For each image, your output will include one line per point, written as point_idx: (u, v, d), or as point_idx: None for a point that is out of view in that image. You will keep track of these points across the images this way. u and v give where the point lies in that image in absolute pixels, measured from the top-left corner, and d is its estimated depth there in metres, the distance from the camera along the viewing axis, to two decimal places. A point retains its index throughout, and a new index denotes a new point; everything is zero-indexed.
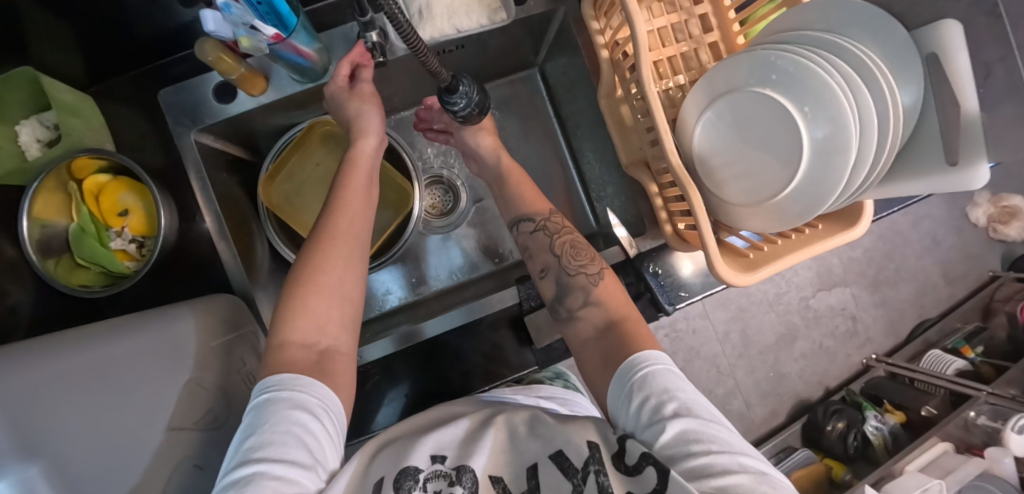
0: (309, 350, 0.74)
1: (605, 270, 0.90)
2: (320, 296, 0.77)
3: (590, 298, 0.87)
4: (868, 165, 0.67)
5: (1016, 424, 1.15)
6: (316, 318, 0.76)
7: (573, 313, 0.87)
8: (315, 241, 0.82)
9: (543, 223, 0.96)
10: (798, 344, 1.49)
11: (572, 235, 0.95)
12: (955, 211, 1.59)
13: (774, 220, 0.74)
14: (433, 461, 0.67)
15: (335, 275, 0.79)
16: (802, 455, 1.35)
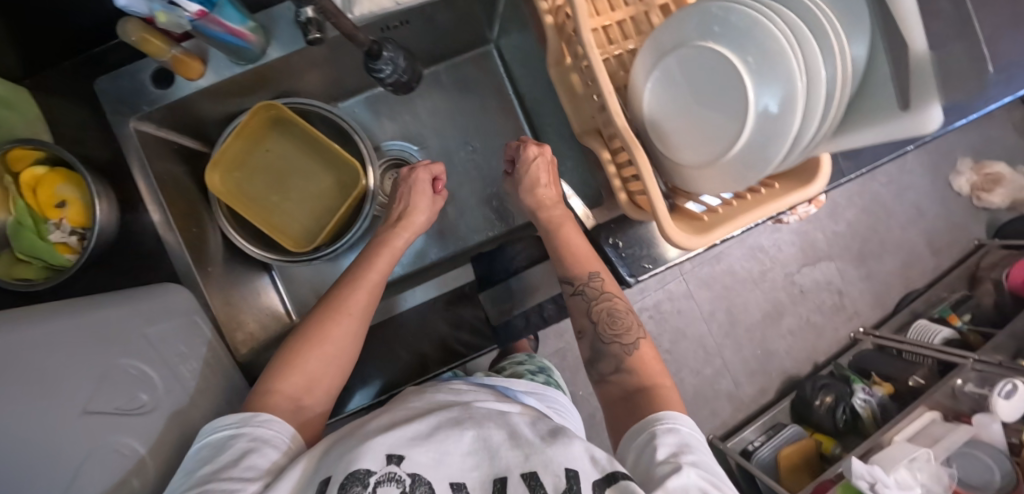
0: (288, 404, 0.57)
1: (643, 340, 0.67)
2: (320, 360, 0.60)
3: (625, 368, 0.65)
4: (820, 112, 0.47)
5: (1001, 390, 1.12)
6: (308, 379, 0.59)
7: (605, 382, 0.66)
8: (334, 299, 0.64)
9: (585, 290, 0.66)
10: (785, 321, 1.48)
11: (615, 296, 0.68)
12: (938, 181, 1.58)
13: (726, 179, 0.52)
14: (388, 462, 0.49)
15: (343, 345, 0.62)
16: (791, 430, 1.35)
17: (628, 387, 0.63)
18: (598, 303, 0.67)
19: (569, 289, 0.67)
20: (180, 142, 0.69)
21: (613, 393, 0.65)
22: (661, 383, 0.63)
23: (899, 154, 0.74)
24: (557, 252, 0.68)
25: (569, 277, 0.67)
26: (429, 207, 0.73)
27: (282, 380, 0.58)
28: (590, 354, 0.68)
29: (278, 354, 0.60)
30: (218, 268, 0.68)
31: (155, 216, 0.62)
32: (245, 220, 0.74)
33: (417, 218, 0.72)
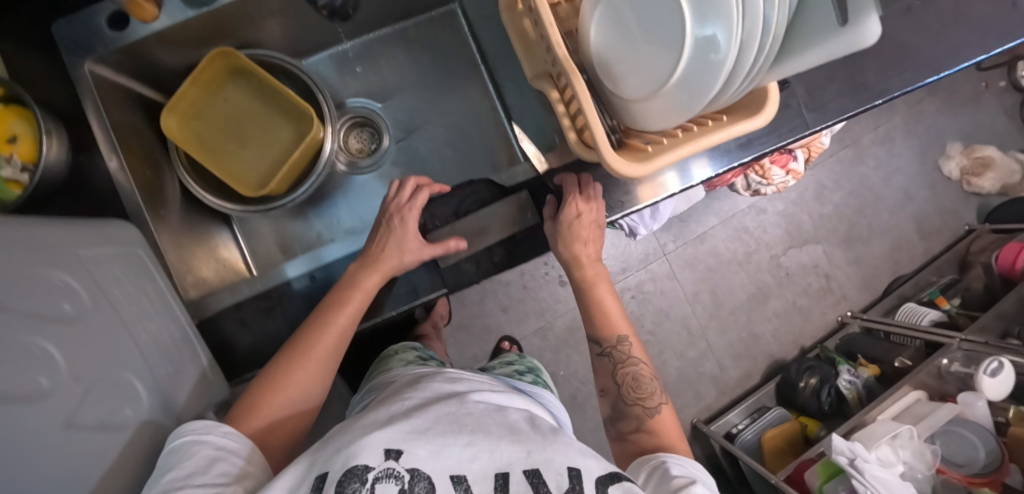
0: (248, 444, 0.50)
1: (665, 406, 0.65)
2: (282, 401, 0.53)
3: (646, 428, 0.62)
4: (759, 38, 0.43)
5: (986, 367, 1.10)
6: (271, 420, 0.52)
7: (623, 440, 0.63)
8: (306, 333, 0.57)
9: (609, 351, 0.69)
10: (771, 303, 1.46)
11: (641, 361, 0.68)
12: (927, 165, 1.55)
13: (671, 110, 0.51)
14: (387, 456, 0.42)
15: (305, 386, 0.55)
16: (773, 414, 1.32)
17: (644, 447, 0.60)
18: (622, 366, 0.68)
19: (597, 350, 0.70)
20: (141, 92, 0.69)
21: (629, 451, 0.62)
22: (677, 446, 0.60)
23: (865, 109, 0.72)
24: (590, 309, 0.71)
25: (596, 338, 0.70)
26: (412, 245, 0.63)
27: (240, 417, 0.51)
28: (611, 411, 0.67)
29: (241, 398, 0.54)
30: (176, 218, 0.68)
31: (113, 163, 0.63)
32: (205, 172, 0.73)
33: (405, 251, 0.63)
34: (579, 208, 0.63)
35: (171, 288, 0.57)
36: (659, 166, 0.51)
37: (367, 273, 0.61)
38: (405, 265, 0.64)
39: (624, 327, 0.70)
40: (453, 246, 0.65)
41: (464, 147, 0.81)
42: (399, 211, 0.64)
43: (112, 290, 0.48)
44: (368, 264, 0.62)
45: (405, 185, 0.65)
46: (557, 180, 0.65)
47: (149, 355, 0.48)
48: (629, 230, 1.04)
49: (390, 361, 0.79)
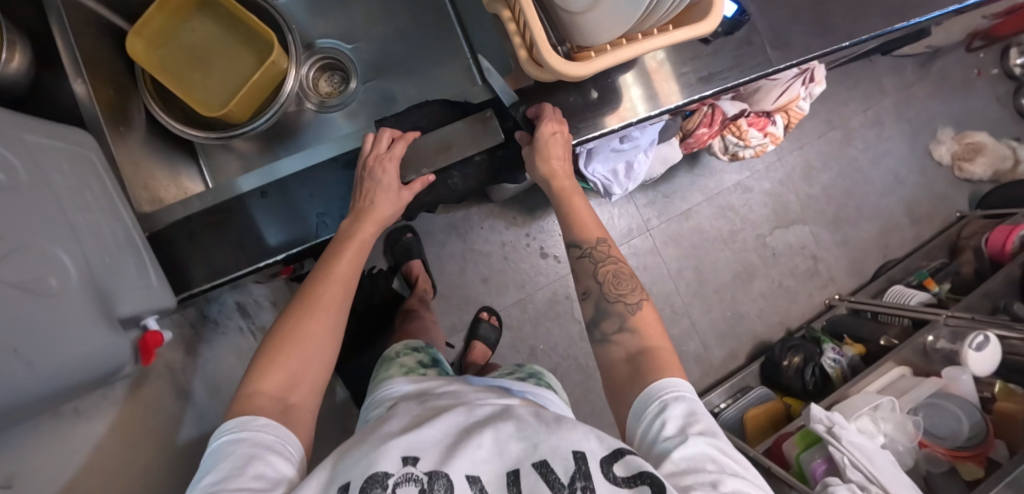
0: (273, 404, 0.51)
1: (647, 301, 0.62)
2: (298, 360, 0.53)
3: (628, 326, 0.60)
4: None
5: (971, 341, 1.07)
6: (290, 378, 0.53)
7: (606, 343, 0.61)
8: (309, 292, 0.58)
9: (590, 253, 0.66)
10: (757, 283, 1.44)
11: (619, 260, 0.66)
12: (917, 149, 1.53)
13: (611, 17, 0.51)
14: (404, 463, 0.44)
15: (319, 342, 0.55)
16: (757, 393, 1.29)
17: (629, 348, 0.59)
18: (602, 265, 0.65)
19: (574, 253, 0.67)
20: (111, 20, 0.70)
21: (615, 354, 0.59)
22: (660, 343, 0.59)
23: (831, 51, 0.71)
24: (566, 218, 0.69)
25: (576, 242, 0.67)
26: (399, 192, 0.63)
27: (259, 379, 0.52)
28: (592, 313, 0.63)
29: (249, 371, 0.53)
30: (137, 141, 0.68)
31: (78, 85, 0.62)
32: (170, 102, 0.74)
33: (395, 196, 0.62)
34: (552, 128, 0.64)
35: (120, 193, 0.58)
36: (601, 68, 0.51)
37: (358, 223, 0.61)
38: (398, 209, 0.64)
39: (598, 228, 0.67)
40: (421, 182, 0.64)
41: (429, 88, 0.83)
42: (376, 160, 0.62)
43: (54, 176, 0.49)
44: (359, 215, 0.62)
45: (381, 137, 0.63)
46: (528, 111, 0.66)
47: (86, 244, 0.50)
48: (603, 189, 1.02)
49: (390, 364, 0.74)
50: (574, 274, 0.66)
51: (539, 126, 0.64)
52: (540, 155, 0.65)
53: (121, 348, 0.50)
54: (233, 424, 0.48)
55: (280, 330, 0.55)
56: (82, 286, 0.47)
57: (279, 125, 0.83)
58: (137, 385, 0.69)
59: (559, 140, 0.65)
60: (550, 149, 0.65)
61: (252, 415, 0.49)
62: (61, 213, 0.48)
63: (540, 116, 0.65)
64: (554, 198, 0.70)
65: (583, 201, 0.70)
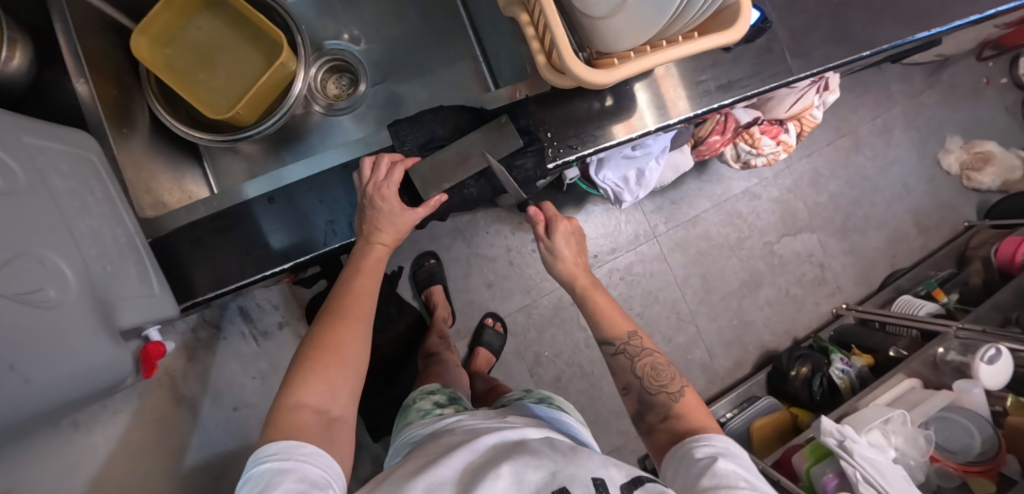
0: (316, 418, 0.45)
1: (688, 387, 0.61)
2: (337, 371, 0.48)
3: (674, 413, 0.59)
4: None
5: (983, 354, 1.04)
6: (333, 390, 0.47)
7: (653, 432, 0.60)
8: (335, 306, 0.54)
9: (624, 349, 0.65)
10: (764, 291, 1.43)
11: (655, 351, 0.65)
12: (925, 158, 1.51)
13: (634, 22, 0.49)
14: None
15: (355, 352, 0.50)
16: (764, 403, 1.26)
17: (676, 430, 0.57)
18: (639, 359, 0.64)
19: (608, 350, 0.66)
20: (114, 17, 0.68)
21: (661, 441, 0.58)
22: (706, 424, 0.57)
23: (851, 61, 0.70)
24: (592, 314, 0.69)
25: (607, 340, 0.66)
26: (404, 211, 0.59)
27: (299, 393, 0.46)
28: (636, 406, 0.63)
29: (274, 405, 0.46)
30: (139, 143, 0.67)
31: (80, 85, 0.60)
32: (175, 103, 0.73)
33: (403, 218, 0.59)
34: (565, 227, 0.73)
35: (122, 197, 0.56)
36: (624, 76, 0.49)
37: (369, 244, 0.59)
38: (407, 229, 0.61)
39: (628, 321, 0.67)
40: (436, 201, 0.60)
41: (439, 92, 0.82)
42: (374, 188, 0.57)
43: (54, 179, 0.47)
44: (368, 236, 0.59)
45: (379, 163, 0.59)
46: (533, 210, 0.74)
47: (85, 251, 0.48)
48: (614, 196, 1.02)
49: (408, 412, 0.74)
50: (612, 371, 0.66)
51: (554, 232, 0.72)
52: (556, 254, 0.72)
53: (120, 359, 0.48)
54: (274, 449, 0.41)
55: (311, 343, 0.50)
56: (82, 298, 0.45)
57: (285, 127, 0.81)
58: (136, 393, 0.67)
59: (571, 235, 0.73)
60: (563, 247, 0.72)
61: (298, 436, 0.43)
62: (60, 217, 0.46)
63: (549, 221, 0.73)
64: (579, 299, 0.71)
65: (605, 295, 0.70)
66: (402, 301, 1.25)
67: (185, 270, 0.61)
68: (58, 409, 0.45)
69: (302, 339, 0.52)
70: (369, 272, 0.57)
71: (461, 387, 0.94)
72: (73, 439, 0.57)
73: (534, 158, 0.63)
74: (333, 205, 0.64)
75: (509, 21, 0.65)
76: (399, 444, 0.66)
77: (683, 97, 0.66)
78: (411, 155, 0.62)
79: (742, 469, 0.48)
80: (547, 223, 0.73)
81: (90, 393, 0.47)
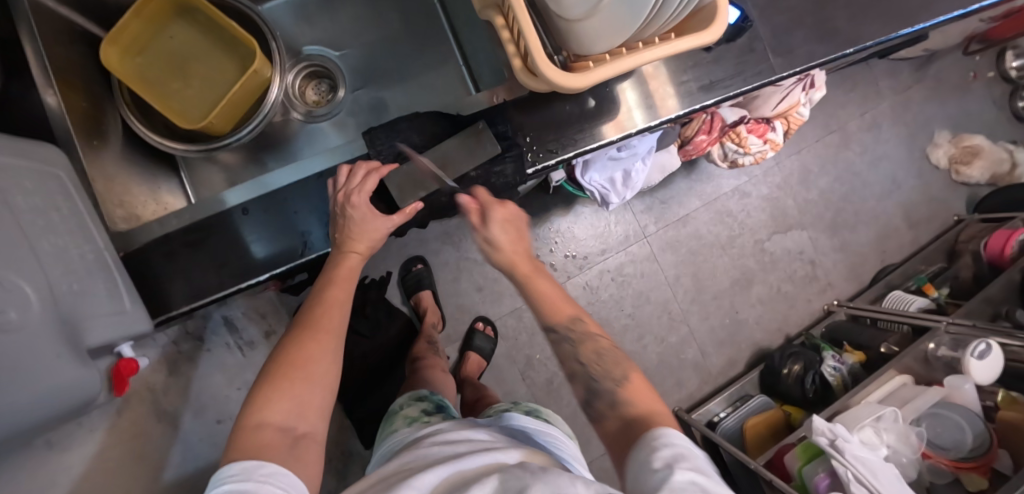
0: (281, 436, 0.44)
1: (635, 373, 0.56)
2: (303, 386, 0.46)
3: (622, 400, 0.53)
4: None
5: (973, 350, 1.04)
6: (299, 406, 0.46)
7: (602, 420, 0.54)
8: (305, 317, 0.52)
9: (568, 335, 0.58)
10: (755, 289, 1.43)
11: (600, 336, 0.59)
12: (914, 153, 1.51)
13: (608, 26, 0.48)
14: None
15: (323, 366, 0.48)
16: (757, 401, 1.27)
17: (626, 417, 0.51)
18: (584, 346, 0.58)
19: (553, 338, 0.59)
20: (84, 26, 0.66)
21: (609, 429, 0.52)
22: (656, 409, 0.52)
23: (835, 58, 0.69)
24: (534, 304, 0.59)
25: (549, 327, 0.58)
26: (378, 218, 0.57)
27: (263, 410, 0.44)
28: (583, 394, 0.57)
29: (239, 423, 0.45)
30: (110, 155, 0.65)
31: (50, 97, 0.59)
32: (151, 114, 0.72)
33: (377, 225, 0.57)
34: (501, 213, 0.58)
35: (91, 211, 0.55)
36: (599, 79, 0.48)
37: (342, 253, 0.56)
38: (383, 237, 0.58)
39: (572, 306, 0.59)
40: (413, 208, 0.58)
41: (421, 97, 0.80)
42: (346, 196, 0.56)
43: (15, 197, 0.46)
44: (342, 245, 0.57)
45: (355, 170, 0.57)
46: (464, 198, 0.58)
47: (49, 269, 0.46)
48: (601, 198, 1.01)
49: (393, 419, 0.73)
50: (557, 359, 0.59)
51: (489, 219, 0.57)
52: (493, 246, 0.58)
53: (84, 379, 0.47)
54: (235, 469, 0.40)
55: (278, 358, 0.48)
56: (44, 321, 0.44)
57: (264, 135, 0.80)
58: (114, 409, 0.65)
59: (510, 222, 0.59)
60: (500, 234, 0.58)
61: (260, 455, 0.41)
62: (20, 233, 0.45)
63: (483, 207, 0.58)
64: (517, 287, 0.60)
65: (548, 279, 0.60)
66: (391, 306, 1.24)
67: (160, 284, 0.60)
68: (24, 433, 0.44)
69: (270, 354, 0.50)
70: (343, 282, 0.55)
71: (449, 394, 0.93)
72: None
73: (514, 163, 0.62)
74: (308, 214, 0.62)
75: (486, 26, 0.64)
76: (381, 452, 0.65)
77: (673, 95, 0.66)
78: (387, 162, 0.61)
79: (701, 477, 0.40)
80: (480, 211, 0.58)
81: (55, 415, 0.45)
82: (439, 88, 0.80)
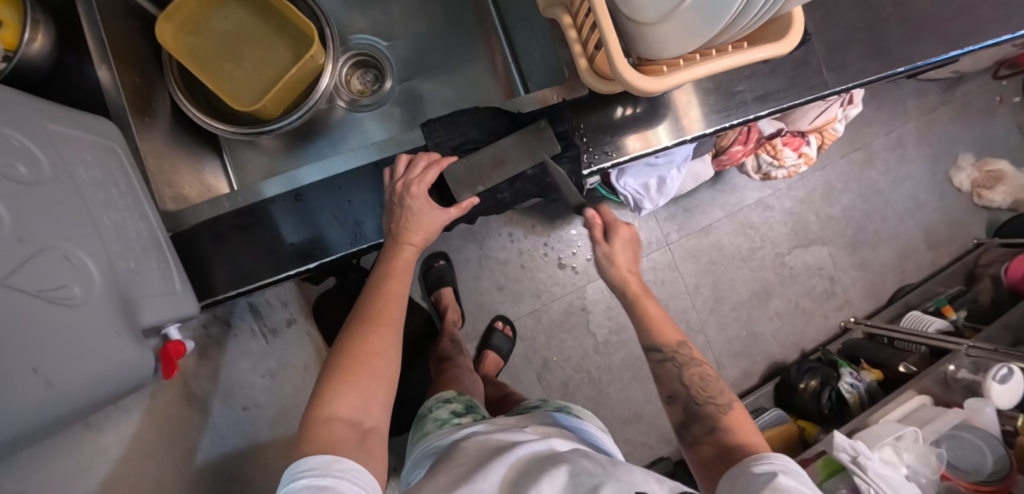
0: (350, 430, 0.45)
1: (737, 403, 0.62)
2: (369, 380, 0.48)
3: (721, 426, 0.59)
4: None
5: (995, 373, 1.03)
6: (365, 400, 0.47)
7: (697, 445, 0.59)
8: (364, 310, 0.53)
9: (671, 357, 0.66)
10: (773, 302, 1.43)
11: (703, 363, 0.66)
12: (937, 174, 1.51)
13: (684, 30, 0.48)
14: None
15: (386, 360, 0.50)
16: (773, 414, 1.25)
17: (723, 444, 0.57)
18: (689, 369, 0.65)
19: (654, 357, 0.67)
20: (138, 3, 0.66)
21: (705, 455, 0.58)
22: (754, 440, 0.57)
23: (886, 76, 0.69)
24: (643, 324, 0.70)
25: (655, 347, 0.67)
26: (433, 211, 0.58)
27: (332, 404, 0.46)
28: (680, 415, 0.62)
29: (305, 415, 0.46)
30: (160, 134, 0.65)
31: (101, 71, 0.58)
32: (197, 92, 0.71)
33: (433, 217, 0.58)
34: (623, 233, 0.76)
35: (144, 188, 0.55)
36: (674, 84, 0.48)
37: (398, 244, 0.57)
38: (436, 229, 0.60)
39: (676, 331, 0.68)
40: (469, 204, 0.60)
41: (467, 93, 0.80)
42: (405, 188, 0.56)
43: (78, 170, 0.45)
44: (397, 236, 0.58)
45: (415, 161, 0.58)
46: (590, 211, 0.75)
47: (109, 246, 0.46)
48: (633, 203, 1.01)
49: (425, 422, 0.73)
50: (655, 378, 0.66)
51: (612, 235, 0.75)
52: (613, 259, 0.76)
53: (142, 359, 0.46)
54: (312, 464, 0.41)
55: (341, 351, 0.49)
56: (107, 295, 0.43)
57: (308, 122, 0.80)
58: (147, 391, 0.65)
59: (628, 244, 0.76)
60: (618, 251, 0.76)
61: (334, 451, 0.42)
62: (85, 209, 0.44)
63: (608, 225, 0.76)
64: (629, 304, 0.73)
65: (654, 303, 0.72)
66: (412, 301, 1.23)
67: (207, 265, 0.60)
68: (87, 411, 0.44)
69: (331, 345, 0.51)
70: (397, 276, 0.56)
71: (475, 392, 0.92)
72: (85, 439, 0.54)
73: (570, 164, 0.63)
74: (362, 205, 0.63)
75: (549, 24, 0.64)
76: (417, 455, 0.65)
77: (695, 106, 0.65)
78: (444, 155, 0.61)
79: (805, 488, 0.46)
80: (604, 227, 0.76)
81: (112, 396, 0.44)
82: (486, 84, 0.80)
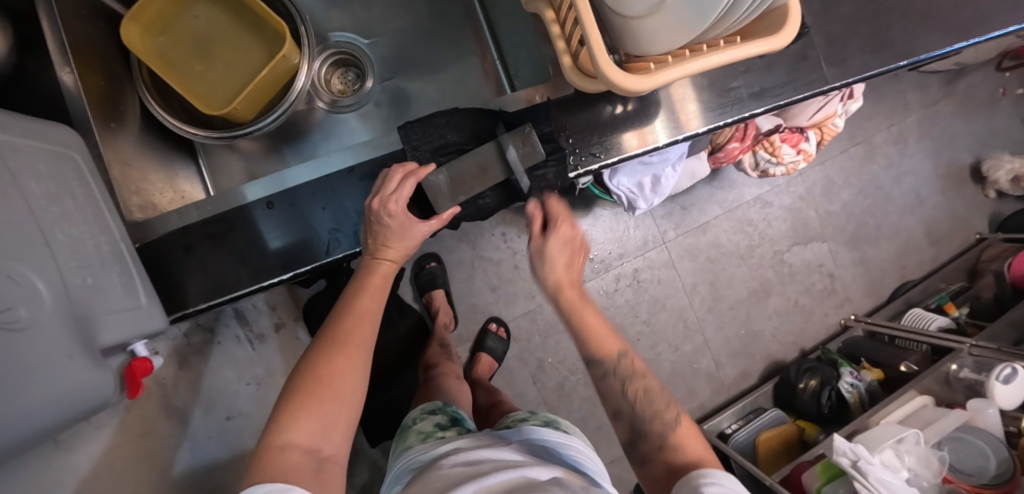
0: (306, 458, 0.43)
1: (683, 416, 0.58)
2: (330, 404, 0.46)
3: (669, 445, 0.55)
4: None
5: (999, 373, 1.01)
6: (324, 426, 0.45)
7: (647, 463, 0.57)
8: (332, 328, 0.51)
9: (613, 371, 0.60)
10: (772, 301, 1.40)
11: (645, 373, 0.61)
12: (940, 167, 1.48)
13: (673, 24, 0.45)
14: None
15: (352, 383, 0.48)
16: (771, 415, 1.23)
17: (672, 464, 0.54)
18: (631, 383, 0.59)
19: (596, 372, 0.61)
20: (105, 1, 0.63)
21: (655, 475, 0.55)
22: (704, 457, 0.54)
23: (887, 71, 0.66)
24: (579, 333, 0.62)
25: (596, 360, 0.61)
26: (411, 225, 0.56)
27: (289, 430, 0.44)
28: (627, 434, 0.59)
29: (259, 444, 0.44)
30: (128, 139, 0.62)
31: (64, 75, 0.56)
32: (170, 97, 0.69)
33: (414, 232, 0.56)
34: (565, 232, 0.62)
35: (107, 199, 0.52)
36: (663, 83, 0.45)
37: (374, 260, 0.56)
38: (417, 244, 0.58)
39: (618, 341, 0.61)
40: (449, 214, 0.57)
41: (453, 92, 0.78)
42: (382, 203, 0.54)
43: (28, 181, 0.42)
44: (374, 251, 0.56)
45: (391, 175, 0.55)
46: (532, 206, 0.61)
47: (63, 262, 0.43)
48: (628, 202, 0.98)
49: (407, 434, 0.71)
50: (599, 395, 0.61)
51: (550, 233, 0.61)
52: (547, 259, 0.62)
53: (102, 381, 0.43)
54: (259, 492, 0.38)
55: (304, 372, 0.47)
56: (60, 316, 0.40)
57: (287, 123, 0.77)
58: (121, 405, 0.62)
59: (568, 243, 0.63)
60: (557, 250, 0.62)
61: (286, 478, 0.40)
62: (36, 227, 0.41)
63: (549, 218, 0.62)
64: (563, 312, 0.63)
65: (594, 310, 0.63)
66: (403, 303, 1.21)
67: (177, 277, 0.58)
68: (44, 435, 0.42)
69: (295, 366, 0.49)
70: (372, 295, 0.54)
71: (463, 399, 0.90)
72: (52, 460, 0.52)
73: (556, 168, 0.60)
74: (337, 212, 0.60)
75: (532, 19, 0.61)
76: (396, 471, 0.63)
77: (695, 103, 0.62)
78: (424, 161, 0.58)
79: None
80: (544, 223, 0.62)
81: (69, 419, 0.42)
82: (472, 82, 0.77)
